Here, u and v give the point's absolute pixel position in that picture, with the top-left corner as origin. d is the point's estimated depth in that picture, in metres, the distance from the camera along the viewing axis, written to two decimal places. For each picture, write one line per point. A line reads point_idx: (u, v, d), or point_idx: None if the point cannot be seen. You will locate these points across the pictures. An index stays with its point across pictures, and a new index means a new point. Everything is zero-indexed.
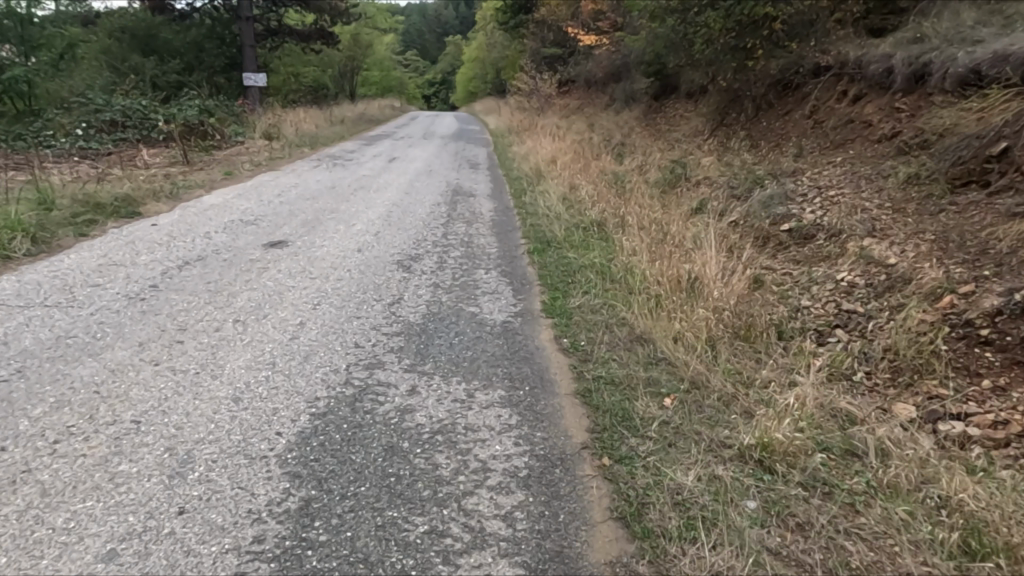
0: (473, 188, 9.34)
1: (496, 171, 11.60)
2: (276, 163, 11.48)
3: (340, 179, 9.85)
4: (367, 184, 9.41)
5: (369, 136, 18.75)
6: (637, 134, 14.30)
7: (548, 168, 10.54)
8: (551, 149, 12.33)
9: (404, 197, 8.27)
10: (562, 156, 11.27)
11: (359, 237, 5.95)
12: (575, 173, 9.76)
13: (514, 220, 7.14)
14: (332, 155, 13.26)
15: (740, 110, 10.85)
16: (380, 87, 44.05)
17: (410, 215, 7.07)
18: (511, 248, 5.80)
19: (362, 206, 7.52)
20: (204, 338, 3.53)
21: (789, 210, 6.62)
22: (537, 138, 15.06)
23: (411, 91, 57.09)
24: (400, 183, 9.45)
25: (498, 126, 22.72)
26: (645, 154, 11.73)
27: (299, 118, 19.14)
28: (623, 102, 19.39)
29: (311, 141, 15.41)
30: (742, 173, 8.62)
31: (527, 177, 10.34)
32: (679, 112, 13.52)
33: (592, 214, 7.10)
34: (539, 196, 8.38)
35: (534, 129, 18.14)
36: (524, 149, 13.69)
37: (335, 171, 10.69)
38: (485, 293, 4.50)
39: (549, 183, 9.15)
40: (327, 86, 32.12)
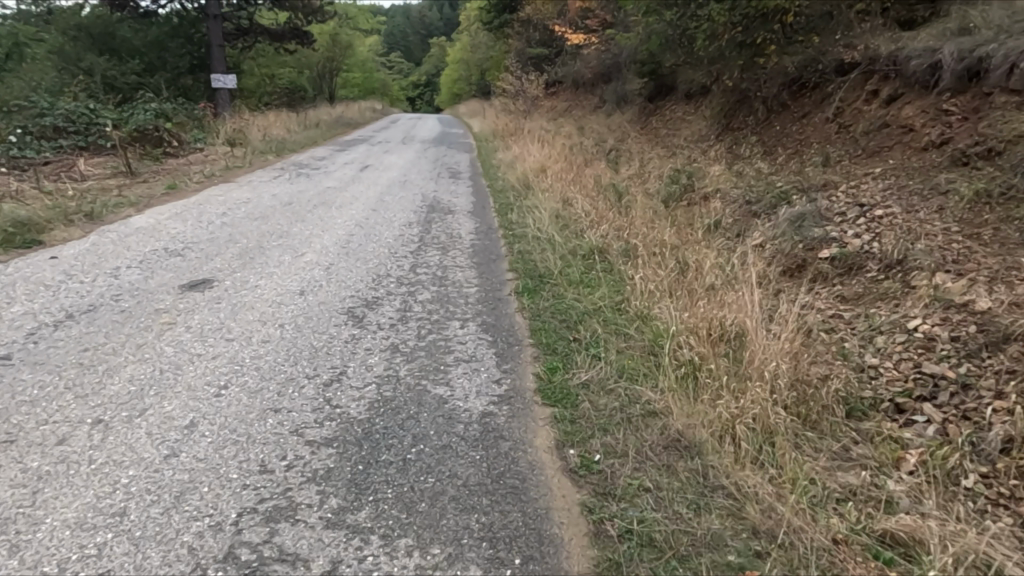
0: (454, 202, 8.18)
1: (479, 180, 10.47)
2: (235, 174, 10.30)
3: (302, 192, 8.67)
4: (331, 198, 8.23)
5: (344, 141, 17.55)
6: (632, 138, 13.20)
7: (536, 178, 9.43)
8: (539, 155, 11.20)
9: (371, 215, 7.09)
10: (552, 163, 10.16)
11: (304, 275, 4.77)
12: (567, 185, 8.65)
13: (498, 244, 6.00)
14: (299, 163, 12.07)
15: (748, 112, 9.83)
16: (361, 89, 42.64)
17: (375, 240, 5.91)
18: (495, 286, 4.67)
19: (318, 228, 6.35)
20: (32, 463, 2.34)
21: (827, 232, 5.56)
22: (525, 143, 13.95)
23: (394, 93, 55.70)
24: (369, 198, 8.28)
25: (482, 130, 21.61)
26: (644, 162, 10.64)
27: (270, 123, 17.90)
28: (614, 104, 18.38)
29: (278, 148, 14.16)
30: (759, 185, 7.56)
31: (513, 189, 9.20)
32: (677, 115, 12.49)
33: (590, 237, 5.99)
34: (527, 212, 7.26)
35: (521, 133, 17.00)
36: (510, 156, 12.55)
37: (298, 183, 9.52)
38: (459, 362, 3.35)
39: (539, 197, 8.04)
40: (304, 88, 30.75)
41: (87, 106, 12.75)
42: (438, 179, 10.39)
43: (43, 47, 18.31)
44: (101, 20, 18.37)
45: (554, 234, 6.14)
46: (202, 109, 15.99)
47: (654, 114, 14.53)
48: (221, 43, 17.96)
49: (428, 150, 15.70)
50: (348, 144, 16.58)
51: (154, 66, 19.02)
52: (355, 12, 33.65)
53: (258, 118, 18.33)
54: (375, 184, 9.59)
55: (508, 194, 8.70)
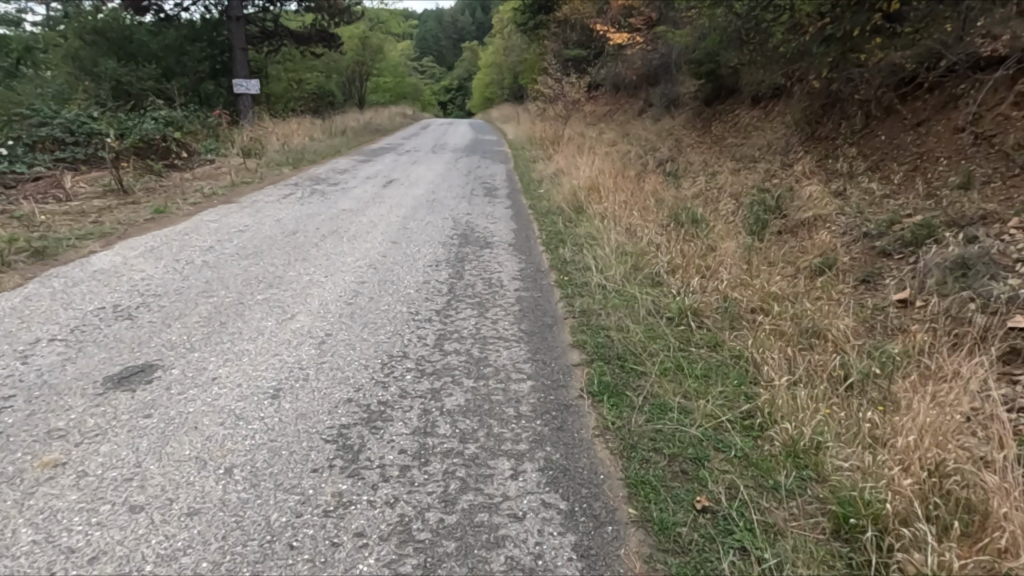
0: (493, 230, 6.75)
1: (520, 197, 9.08)
2: (242, 190, 9.07)
3: (314, 215, 7.38)
4: (345, 224, 6.90)
5: (370, 150, 16.31)
6: (691, 148, 11.61)
7: (587, 196, 7.97)
8: (587, 167, 9.71)
9: (390, 251, 5.69)
10: (604, 179, 8.67)
11: (287, 359, 3.37)
12: (626, 208, 7.16)
13: (552, 296, 4.54)
14: (316, 177, 10.79)
15: (841, 118, 8.27)
16: (391, 94, 41.53)
17: (392, 293, 4.51)
18: (558, 378, 3.22)
19: (321, 272, 4.97)
20: None
21: (1012, 287, 3.99)
22: (568, 153, 12.52)
23: (426, 98, 54.55)
24: (391, 223, 6.94)
25: (518, 137, 20.28)
26: (711, 179, 9.10)
27: (291, 130, 16.74)
28: (663, 108, 16.89)
29: (297, 159, 12.94)
30: (876, 214, 5.99)
31: (560, 210, 7.75)
32: (744, 121, 10.96)
33: (676, 294, 4.51)
34: (584, 246, 5.80)
35: (560, 141, 15.50)
36: (552, 168, 11.10)
37: (310, 203, 8.23)
38: (514, 575, 1.90)
39: (595, 224, 6.56)
40: (333, 93, 29.71)
41: (89, 114, 11.67)
42: (473, 197, 9.02)
43: (58, 51, 17.43)
44: (117, 24, 17.43)
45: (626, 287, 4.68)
46: (217, 116, 14.86)
47: (714, 119, 12.88)
48: (243, 46, 16.97)
49: (461, 160, 14.36)
50: (373, 154, 15.32)
51: (173, 72, 18.07)
52: (385, 16, 32.69)
53: (279, 125, 17.21)
54: (398, 204, 8.25)
55: (555, 218, 7.25)
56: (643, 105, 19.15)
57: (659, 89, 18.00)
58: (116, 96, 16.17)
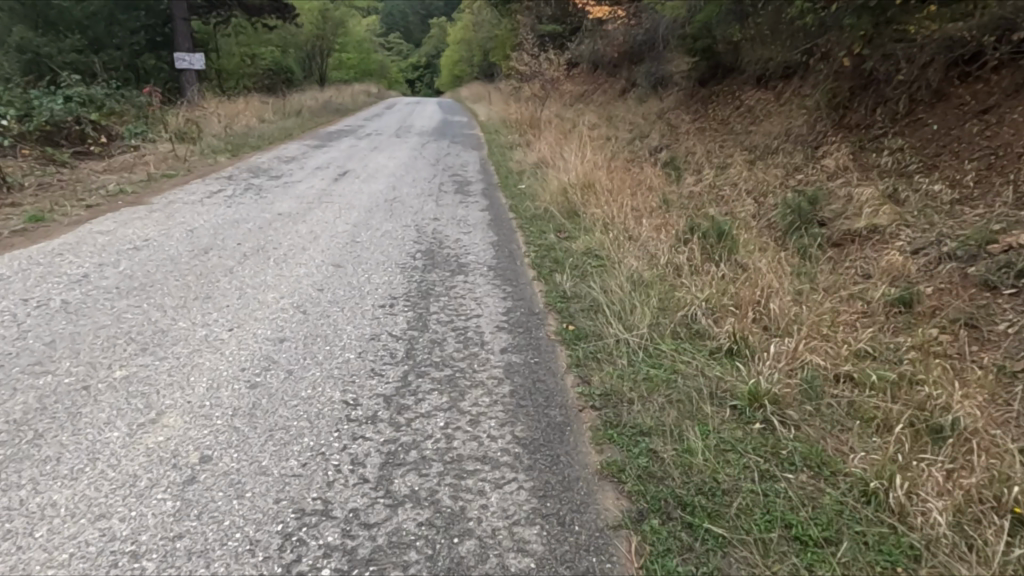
0: (467, 246, 5.30)
1: (497, 194, 7.63)
2: (160, 186, 7.47)
3: (240, 222, 5.86)
4: (276, 236, 5.38)
5: (328, 133, 14.67)
6: (689, 135, 10.28)
7: (582, 195, 6.57)
8: (575, 157, 8.31)
9: (330, 281, 4.24)
10: (598, 173, 7.26)
11: (116, 531, 1.93)
12: (633, 217, 5.79)
13: (557, 364, 3.14)
14: (257, 168, 9.21)
15: (878, 103, 7.00)
16: (355, 71, 39.42)
17: (320, 365, 3.06)
18: (591, 570, 1.85)
19: (224, 324, 3.50)
20: None
21: None
22: (548, 140, 11.10)
23: (393, 75, 52.33)
24: (337, 235, 5.46)
25: (490, 119, 18.77)
26: (722, 175, 7.78)
27: (237, 111, 14.95)
28: (649, 88, 15.57)
29: (239, 146, 11.30)
30: (955, 226, 4.72)
31: (548, 213, 6.33)
32: (751, 105, 9.68)
33: (734, 364, 3.15)
34: (591, 275, 4.41)
35: (539, 125, 14.01)
36: (532, 158, 9.67)
37: (240, 204, 6.68)
38: None
39: (598, 238, 5.18)
40: (290, 69, 27.71)
41: None
42: (442, 195, 7.53)
43: None
44: None
45: (661, 349, 3.31)
46: (148, 93, 13.04)
47: (712, 102, 11.55)
48: (183, 17, 15.11)
49: (427, 146, 12.81)
50: (329, 138, 13.66)
51: (104, 42, 16.15)
52: None
53: (223, 105, 15.39)
54: (348, 205, 6.74)
55: (545, 227, 5.84)
56: (627, 85, 17.68)
57: (645, 68, 16.55)
58: (32, 70, 14.20)
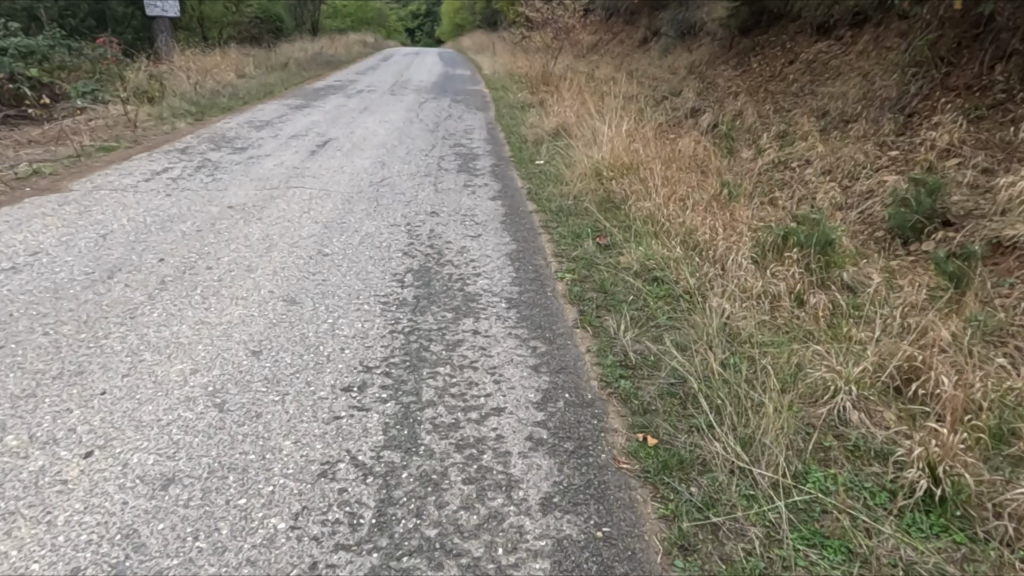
0: (475, 260, 3.87)
1: (510, 173, 6.14)
2: (90, 165, 5.99)
3: (173, 222, 4.41)
4: (214, 246, 3.95)
5: (314, 90, 13.06)
6: (733, 95, 8.73)
7: (625, 181, 5.10)
8: (607, 125, 6.77)
9: (275, 336, 2.85)
10: (642, 149, 5.77)
11: None
12: (699, 216, 4.33)
13: (645, 551, 1.77)
14: (222, 136, 7.73)
15: (1002, 58, 5.48)
16: (352, 19, 37.23)
17: (222, 558, 1.69)
18: None
19: (82, 441, 2.12)
20: None
21: None
22: (566, 100, 9.56)
23: (392, 23, 49.92)
24: (297, 245, 4.00)
25: (496, 72, 17.06)
26: (791, 151, 6.28)
27: (210, 64, 13.27)
28: (676, 38, 13.90)
29: (207, 106, 9.76)
30: None
31: (580, 208, 4.86)
32: (811, 60, 8.12)
33: (955, 551, 1.79)
34: (663, 327, 3.01)
35: (552, 81, 12.35)
36: (549, 123, 8.12)
37: (183, 191, 5.21)
38: None
39: (659, 256, 3.75)
40: (280, 16, 25.72)
41: None
42: (439, 175, 6.05)
43: None
44: None
45: (816, 504, 1.94)
46: (103, 44, 11.39)
47: (756, 55, 9.95)
48: None
49: (425, 106, 11.18)
50: (315, 96, 12.09)
51: None
52: None
53: (197, 57, 13.72)
54: (321, 191, 5.26)
55: (579, 230, 4.40)
56: (648, 34, 15.97)
57: (671, 16, 14.69)
58: None
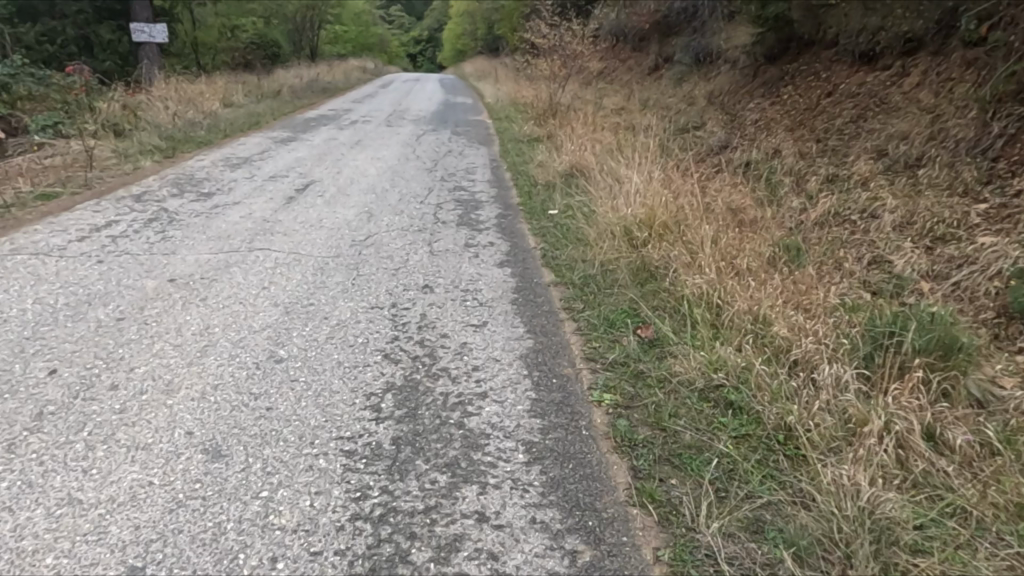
0: (479, 368, 2.88)
1: (519, 229, 5.16)
2: (20, 217, 5.02)
3: (90, 305, 3.43)
4: (131, 348, 2.96)
5: (304, 120, 12.19)
6: (766, 131, 7.84)
7: (667, 247, 4.13)
8: (634, 170, 5.82)
9: (176, 532, 1.87)
10: (680, 204, 4.82)
11: None
12: (772, 299, 3.36)
13: None
14: (190, 178, 6.81)
15: None
16: (352, 45, 36.76)
17: None
18: None
19: None
20: None
21: None
22: (577, 135, 8.67)
23: (393, 49, 49.60)
24: (243, 346, 3.01)
25: (499, 100, 16.28)
26: (854, 202, 5.32)
27: (193, 91, 12.39)
28: (691, 65, 13.12)
29: (181, 141, 8.87)
30: None
31: (611, 282, 3.88)
32: (855, 93, 7.25)
33: None
34: (762, 508, 2.03)
35: (560, 111, 11.51)
36: (563, 163, 7.17)
37: (119, 256, 4.24)
38: None
39: (732, 367, 2.77)
40: (277, 42, 25.12)
41: None
42: (435, 230, 5.07)
43: None
44: None
45: None
46: (72, 71, 10.40)
47: (786, 85, 9.09)
48: None
49: (423, 138, 10.31)
50: (305, 127, 11.23)
51: (36, 10, 13.83)
52: None
53: (180, 84, 12.88)
54: (290, 257, 4.27)
55: (615, 316, 3.42)
56: (659, 61, 15.23)
57: (685, 42, 13.84)
58: None
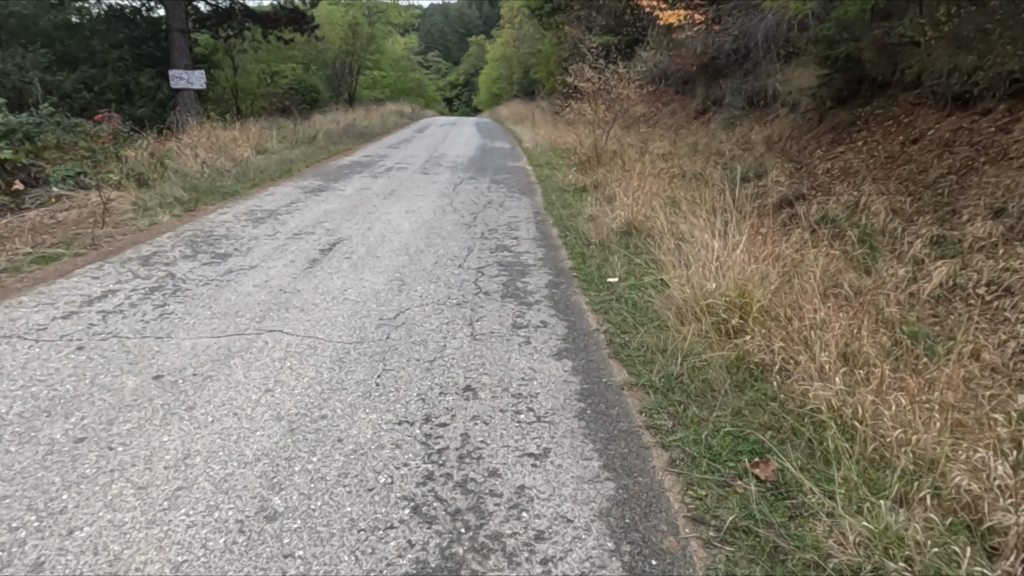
0: (544, 536, 2.07)
1: (575, 302, 4.38)
2: (7, 286, 4.44)
3: (48, 416, 2.73)
4: (79, 492, 2.22)
5: (338, 167, 11.73)
6: (844, 183, 6.99)
7: (771, 341, 3.30)
8: (708, 234, 5.03)
9: None
10: (775, 283, 3.99)
11: None
12: (936, 425, 2.50)
13: None
14: (208, 234, 6.23)
15: None
16: (391, 89, 37.09)
17: None
18: None
19: None
20: None
21: None
22: (628, 185, 7.94)
23: (431, 93, 50.15)
24: (227, 491, 2.25)
25: (539, 144, 15.73)
26: (978, 272, 4.43)
27: (225, 138, 12.04)
28: (744, 108, 12.39)
29: (206, 191, 8.39)
30: None
31: (703, 388, 3.06)
32: (952, 141, 6.38)
33: None
34: None
35: (606, 157, 10.83)
36: (618, 219, 6.39)
37: (104, 341, 3.56)
38: None
39: (913, 547, 1.92)
40: (316, 88, 25.25)
41: None
42: (476, 304, 4.31)
43: None
44: None
45: None
46: (101, 119, 10.14)
47: (859, 131, 8.26)
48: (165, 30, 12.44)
49: (461, 187, 9.70)
50: (337, 174, 10.74)
51: (76, 58, 13.95)
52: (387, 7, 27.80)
53: (213, 129, 12.59)
54: (304, 344, 3.54)
55: (719, 445, 2.60)
56: (707, 104, 14.55)
57: (735, 84, 13.15)
58: None
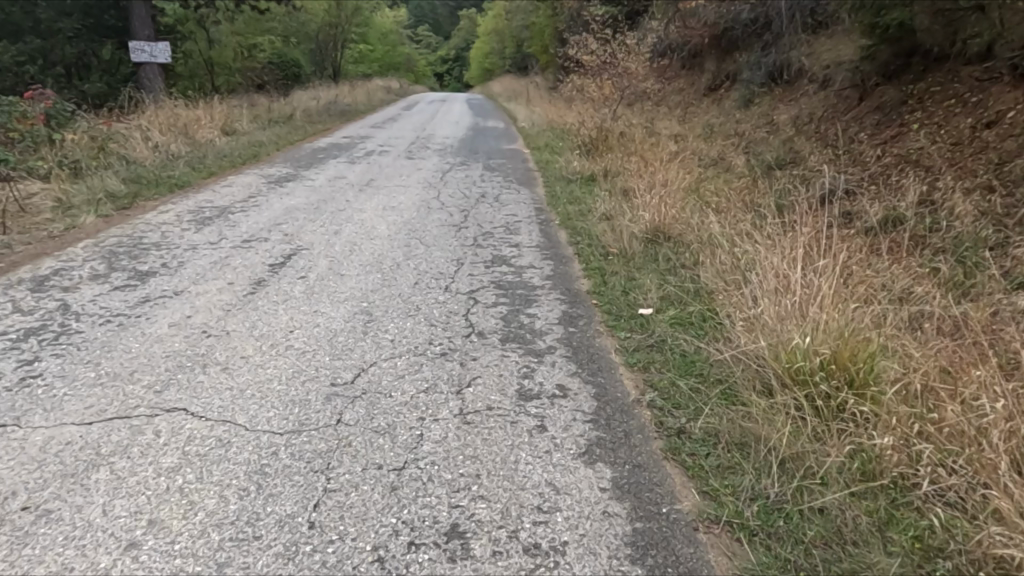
0: None
1: (600, 350, 3.24)
2: None
3: None
4: None
5: (312, 151, 10.47)
6: (909, 175, 5.84)
7: (911, 441, 2.19)
8: (767, 253, 3.89)
9: None
10: (883, 333, 2.88)
11: None
12: None
13: None
14: (135, 242, 5.04)
15: None
16: (378, 64, 35.51)
17: None
18: None
19: None
20: None
21: None
22: (646, 176, 6.78)
23: (420, 67, 48.48)
24: None
25: (535, 123, 14.47)
26: None
27: (186, 117, 10.73)
28: (764, 84, 11.20)
29: (151, 182, 7.16)
30: None
31: (825, 533, 1.94)
32: None
33: None
34: None
35: (613, 140, 9.64)
36: (641, 222, 5.22)
37: None
38: None
39: None
40: (296, 62, 23.77)
41: None
42: (468, 354, 3.17)
43: None
44: None
45: None
46: (35, 96, 8.84)
47: (913, 112, 7.11)
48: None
49: (450, 175, 8.49)
50: (310, 160, 9.50)
51: (20, 27, 12.50)
52: None
53: (173, 107, 11.26)
54: (210, 441, 2.38)
55: None
56: (719, 80, 13.34)
57: (753, 59, 11.95)
58: None
